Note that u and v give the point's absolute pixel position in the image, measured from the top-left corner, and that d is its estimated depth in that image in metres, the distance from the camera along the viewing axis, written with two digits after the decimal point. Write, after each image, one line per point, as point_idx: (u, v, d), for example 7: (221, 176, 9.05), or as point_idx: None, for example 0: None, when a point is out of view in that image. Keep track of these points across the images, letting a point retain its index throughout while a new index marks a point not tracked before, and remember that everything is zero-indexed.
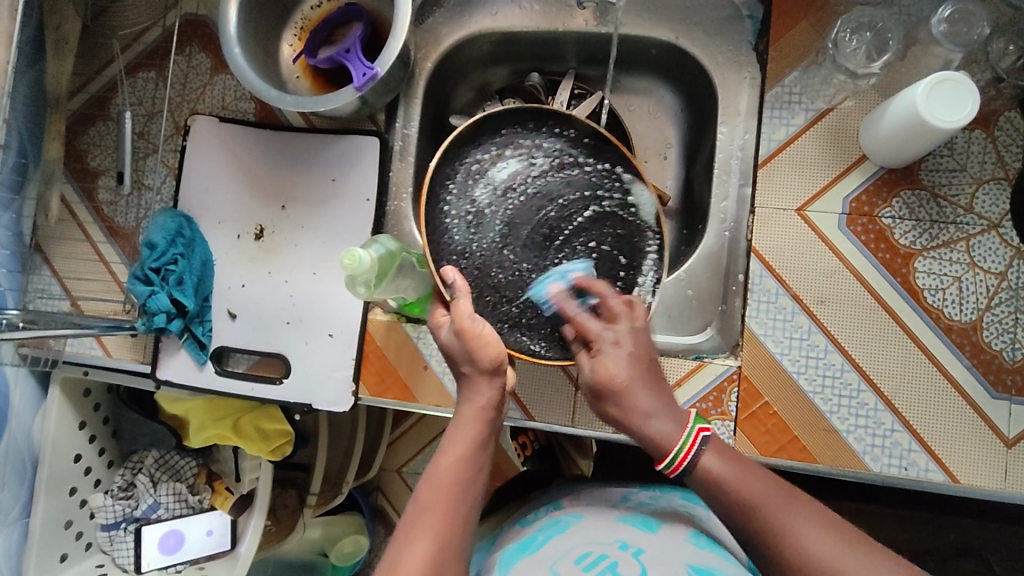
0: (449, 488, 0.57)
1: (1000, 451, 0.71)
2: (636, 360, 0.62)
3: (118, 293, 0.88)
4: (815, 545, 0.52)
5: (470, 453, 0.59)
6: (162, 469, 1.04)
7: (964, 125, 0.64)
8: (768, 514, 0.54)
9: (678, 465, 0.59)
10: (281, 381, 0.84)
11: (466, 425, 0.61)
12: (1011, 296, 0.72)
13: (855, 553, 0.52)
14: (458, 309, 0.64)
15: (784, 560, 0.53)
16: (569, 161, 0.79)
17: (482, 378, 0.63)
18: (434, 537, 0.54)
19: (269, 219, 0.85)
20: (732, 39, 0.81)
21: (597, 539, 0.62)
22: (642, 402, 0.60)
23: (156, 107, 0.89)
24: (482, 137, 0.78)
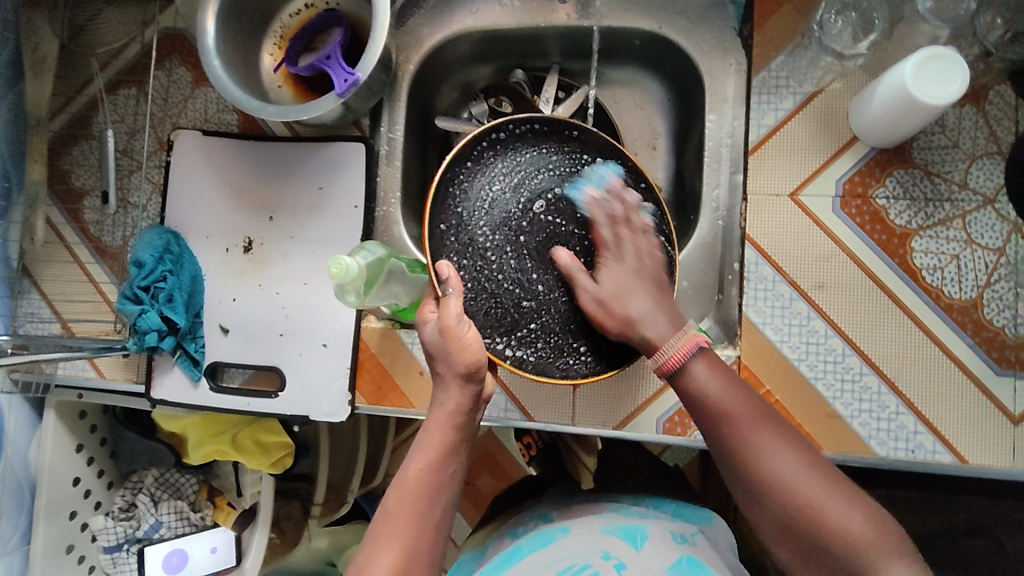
0: (416, 495, 0.59)
1: (1007, 428, 0.70)
2: (636, 263, 0.71)
3: (108, 313, 0.87)
4: (777, 461, 0.56)
5: (440, 460, 0.61)
6: (163, 488, 1.03)
7: (947, 102, 0.63)
8: (743, 422, 0.59)
9: (675, 360, 0.63)
10: (276, 394, 0.83)
11: (436, 431, 0.62)
12: (1010, 271, 0.71)
13: (814, 479, 0.55)
14: (447, 308, 0.64)
15: (743, 465, 0.57)
16: (596, 179, 0.77)
17: (455, 382, 0.63)
18: (402, 540, 0.57)
19: (257, 231, 0.84)
20: (716, 25, 0.81)
21: (581, 551, 0.62)
22: (647, 305, 0.67)
23: (138, 124, 0.88)
24: (510, 138, 0.78)
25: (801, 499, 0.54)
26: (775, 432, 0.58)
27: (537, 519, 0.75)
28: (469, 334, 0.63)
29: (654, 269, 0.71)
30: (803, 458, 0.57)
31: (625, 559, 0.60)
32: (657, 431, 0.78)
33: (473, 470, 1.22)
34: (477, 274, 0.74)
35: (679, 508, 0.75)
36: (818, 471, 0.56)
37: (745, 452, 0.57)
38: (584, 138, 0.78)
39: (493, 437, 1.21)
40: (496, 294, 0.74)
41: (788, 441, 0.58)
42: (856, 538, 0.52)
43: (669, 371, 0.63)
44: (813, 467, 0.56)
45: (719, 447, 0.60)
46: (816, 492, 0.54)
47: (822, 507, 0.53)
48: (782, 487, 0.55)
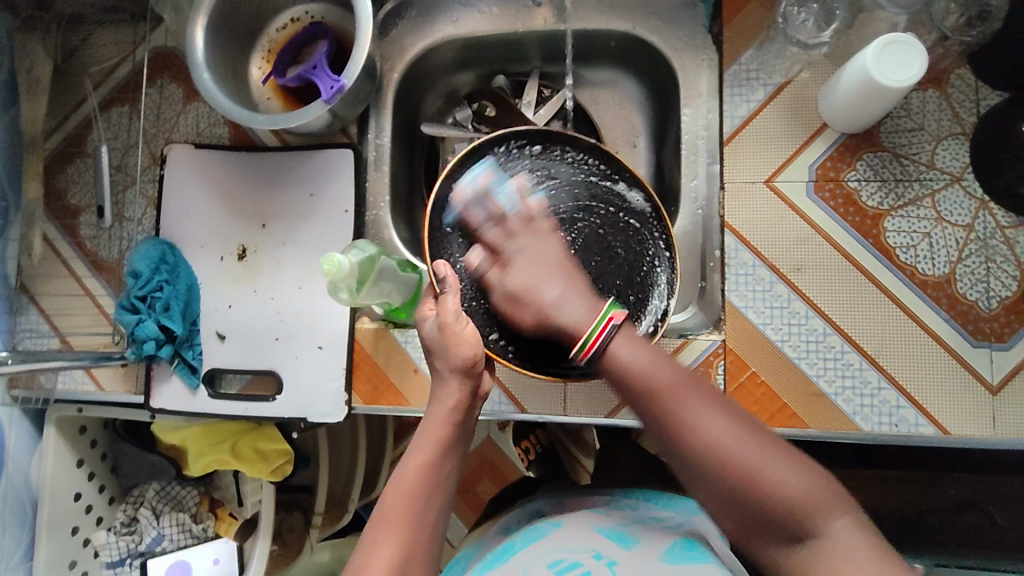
0: (415, 491, 0.60)
1: (986, 398, 0.72)
2: (534, 254, 0.69)
3: (106, 325, 0.88)
4: (703, 425, 0.56)
5: (438, 456, 0.62)
6: (164, 500, 1.02)
7: (887, 82, 0.67)
8: (676, 396, 0.58)
9: (592, 347, 0.61)
10: (273, 398, 0.84)
11: (433, 428, 0.63)
12: (980, 246, 0.74)
13: (749, 443, 0.56)
14: (443, 304, 0.66)
15: (673, 430, 0.57)
16: (593, 187, 0.79)
17: (454, 377, 0.65)
18: (403, 536, 0.58)
19: (251, 239, 0.86)
20: (688, 24, 0.84)
21: (572, 545, 0.63)
22: (548, 293, 0.66)
23: (131, 140, 0.91)
24: (521, 152, 0.80)
25: (729, 458, 0.55)
26: (707, 400, 0.58)
27: (529, 515, 0.77)
28: (465, 328, 0.65)
29: (541, 254, 0.69)
30: (742, 426, 0.57)
31: (616, 556, 0.61)
32: None
33: (473, 476, 1.23)
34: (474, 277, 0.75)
35: (669, 499, 0.76)
36: (756, 441, 0.56)
37: (672, 422, 0.57)
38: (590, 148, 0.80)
39: (490, 442, 1.23)
40: None
41: (711, 404, 0.58)
42: (798, 500, 0.53)
43: (590, 358, 0.62)
44: (737, 424, 0.57)
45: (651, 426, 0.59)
46: (743, 450, 0.55)
47: (762, 474, 0.54)
48: (713, 451, 0.55)
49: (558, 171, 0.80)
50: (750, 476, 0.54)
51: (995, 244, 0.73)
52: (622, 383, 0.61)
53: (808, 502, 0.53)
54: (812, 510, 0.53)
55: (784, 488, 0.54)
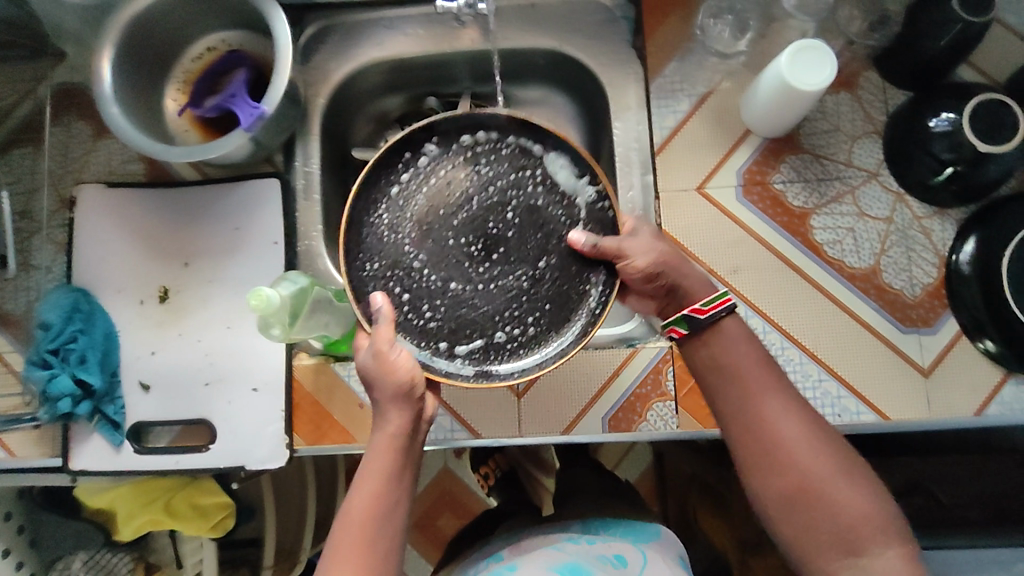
0: (363, 525, 0.58)
1: (919, 380, 0.74)
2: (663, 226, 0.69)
3: (16, 385, 0.81)
4: (778, 424, 0.59)
5: (385, 487, 0.59)
6: (94, 570, 0.94)
7: (793, 79, 0.69)
8: (778, 395, 0.60)
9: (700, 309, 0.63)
10: (207, 447, 0.79)
11: (378, 457, 0.60)
12: (901, 236, 0.77)
13: (822, 452, 0.58)
14: (378, 332, 0.62)
15: (753, 431, 0.59)
16: (511, 161, 0.71)
17: (392, 405, 0.61)
18: (353, 574, 0.56)
19: (173, 280, 0.81)
20: (610, 39, 0.85)
21: None
22: (673, 255, 0.66)
23: (36, 183, 0.84)
24: (432, 142, 0.72)
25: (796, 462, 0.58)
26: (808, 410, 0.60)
27: (489, 557, 0.73)
28: (400, 355, 0.61)
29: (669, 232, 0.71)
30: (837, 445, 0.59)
31: None
32: (603, 430, 0.78)
33: (433, 511, 1.19)
34: (411, 294, 0.68)
35: (629, 528, 0.74)
36: (840, 464, 0.58)
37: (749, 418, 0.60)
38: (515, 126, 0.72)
39: (449, 474, 1.19)
40: (428, 303, 0.68)
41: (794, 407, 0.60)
42: (853, 515, 0.56)
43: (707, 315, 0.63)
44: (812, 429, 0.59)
45: (737, 415, 0.60)
46: (811, 459, 0.57)
47: (832, 487, 0.57)
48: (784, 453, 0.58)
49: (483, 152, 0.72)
50: (812, 484, 0.57)
51: (914, 234, 0.77)
52: (713, 369, 0.63)
53: (863, 517, 0.56)
54: (863, 527, 0.56)
55: (842, 500, 0.56)
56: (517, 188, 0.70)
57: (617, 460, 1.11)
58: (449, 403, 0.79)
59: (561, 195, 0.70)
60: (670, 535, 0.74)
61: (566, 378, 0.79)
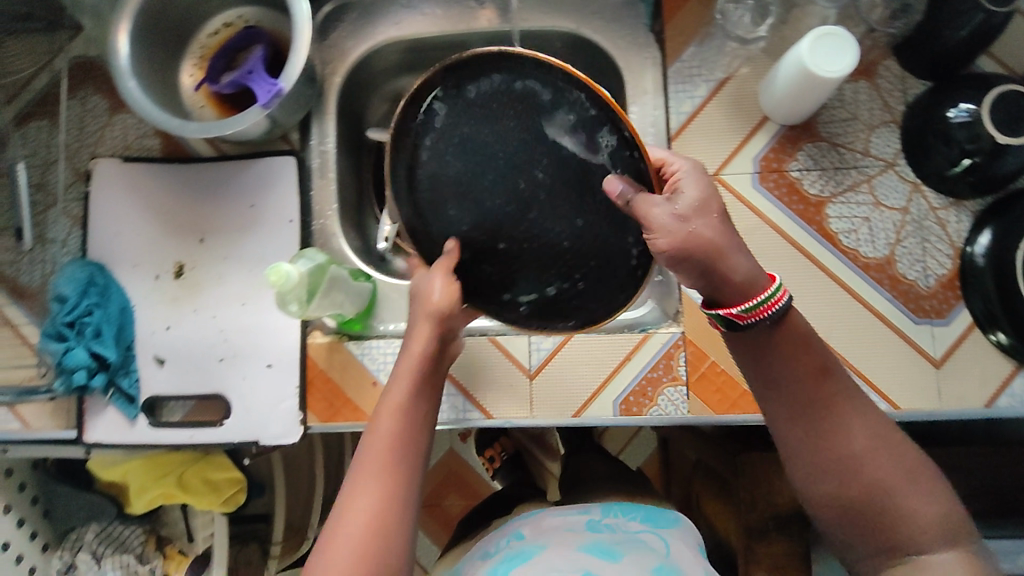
0: (391, 434, 0.60)
1: (930, 370, 0.75)
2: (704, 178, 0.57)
3: (31, 357, 0.81)
4: (847, 432, 0.55)
5: (411, 399, 0.62)
6: (106, 543, 0.94)
7: (813, 65, 0.69)
8: (848, 398, 0.56)
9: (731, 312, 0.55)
10: (221, 422, 0.79)
11: (404, 368, 0.63)
12: (916, 227, 0.77)
13: (893, 460, 0.54)
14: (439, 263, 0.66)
15: (819, 438, 0.56)
16: (529, 107, 0.62)
17: (423, 321, 0.64)
18: (382, 480, 0.58)
19: (188, 255, 0.81)
20: (629, 23, 0.84)
21: (561, 568, 0.65)
22: (719, 237, 0.53)
23: (52, 157, 0.84)
24: (442, 95, 0.64)
25: (863, 470, 0.54)
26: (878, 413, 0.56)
27: (510, 534, 0.73)
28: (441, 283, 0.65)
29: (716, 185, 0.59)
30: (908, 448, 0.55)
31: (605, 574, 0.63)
32: (614, 414, 0.78)
33: (441, 491, 1.20)
34: (468, 254, 0.67)
35: (648, 513, 0.74)
36: (910, 469, 0.54)
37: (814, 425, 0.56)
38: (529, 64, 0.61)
39: (455, 456, 1.20)
40: (484, 262, 0.68)
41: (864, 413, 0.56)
42: (926, 525, 0.52)
43: (752, 317, 0.54)
44: (883, 435, 0.55)
45: (798, 415, 0.56)
46: (881, 465, 0.54)
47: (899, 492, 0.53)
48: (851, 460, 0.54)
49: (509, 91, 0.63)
50: (880, 492, 0.54)
51: (929, 226, 0.77)
52: (769, 368, 0.57)
53: (935, 528, 0.52)
54: (934, 537, 0.52)
55: (914, 509, 0.53)
56: (541, 137, 0.63)
57: (622, 444, 1.17)
58: (460, 384, 0.80)
59: (589, 141, 0.61)
60: (689, 526, 0.75)
61: (578, 361, 0.79)
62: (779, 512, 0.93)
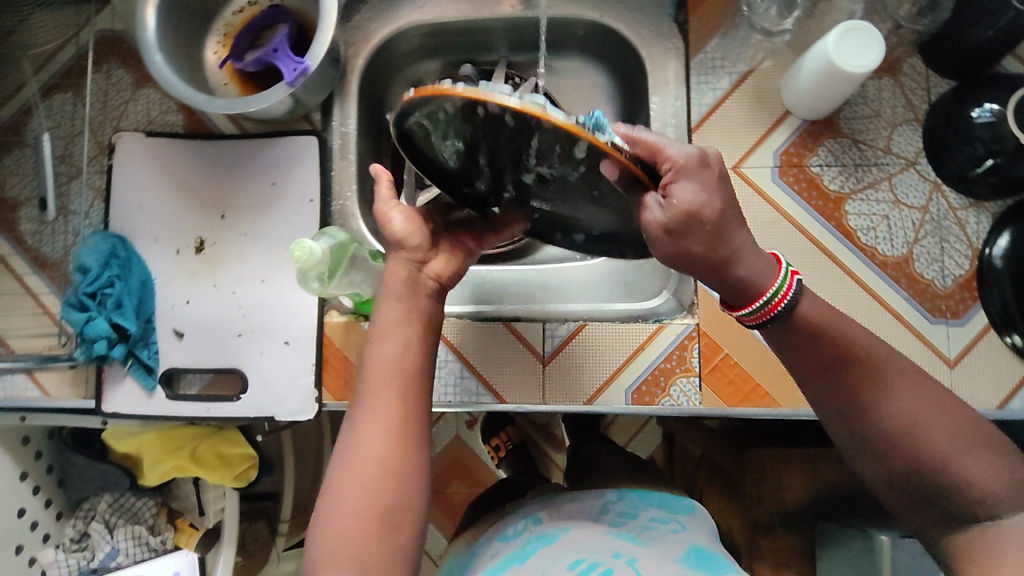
0: (385, 370, 0.59)
1: (944, 370, 0.75)
2: (703, 177, 0.55)
3: (51, 326, 0.82)
4: (898, 407, 0.55)
5: (399, 331, 0.61)
6: (118, 513, 0.96)
7: (841, 60, 0.69)
8: (888, 374, 0.56)
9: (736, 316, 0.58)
10: (237, 397, 0.80)
11: (392, 301, 0.62)
12: (935, 227, 0.77)
13: (948, 430, 0.54)
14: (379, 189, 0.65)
15: (871, 414, 0.56)
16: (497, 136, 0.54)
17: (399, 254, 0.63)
18: (383, 418, 0.57)
19: (209, 231, 0.82)
20: (653, 13, 0.84)
21: (591, 546, 0.67)
22: (714, 252, 0.55)
23: (76, 129, 0.85)
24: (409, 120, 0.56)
25: (919, 441, 0.54)
26: (915, 391, 0.55)
27: (527, 518, 0.74)
28: (398, 215, 0.64)
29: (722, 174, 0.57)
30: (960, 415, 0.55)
31: (635, 554, 0.66)
32: (626, 403, 0.78)
33: (445, 478, 1.21)
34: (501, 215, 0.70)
35: (664, 498, 0.76)
36: (965, 436, 0.55)
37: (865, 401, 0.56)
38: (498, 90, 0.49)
39: (460, 443, 1.21)
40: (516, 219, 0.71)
41: (914, 387, 0.56)
42: (987, 491, 0.53)
43: (760, 321, 0.57)
44: (937, 407, 0.55)
45: (836, 403, 0.57)
46: (936, 437, 0.54)
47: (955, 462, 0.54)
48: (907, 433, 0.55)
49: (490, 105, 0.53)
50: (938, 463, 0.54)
51: (948, 226, 0.77)
52: (802, 358, 0.57)
53: (997, 493, 0.53)
54: (994, 502, 0.53)
55: (973, 477, 0.53)
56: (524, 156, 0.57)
57: (629, 438, 1.18)
58: (474, 367, 0.80)
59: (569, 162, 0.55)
60: (703, 512, 0.76)
61: (592, 349, 0.80)
62: (784, 510, 0.93)
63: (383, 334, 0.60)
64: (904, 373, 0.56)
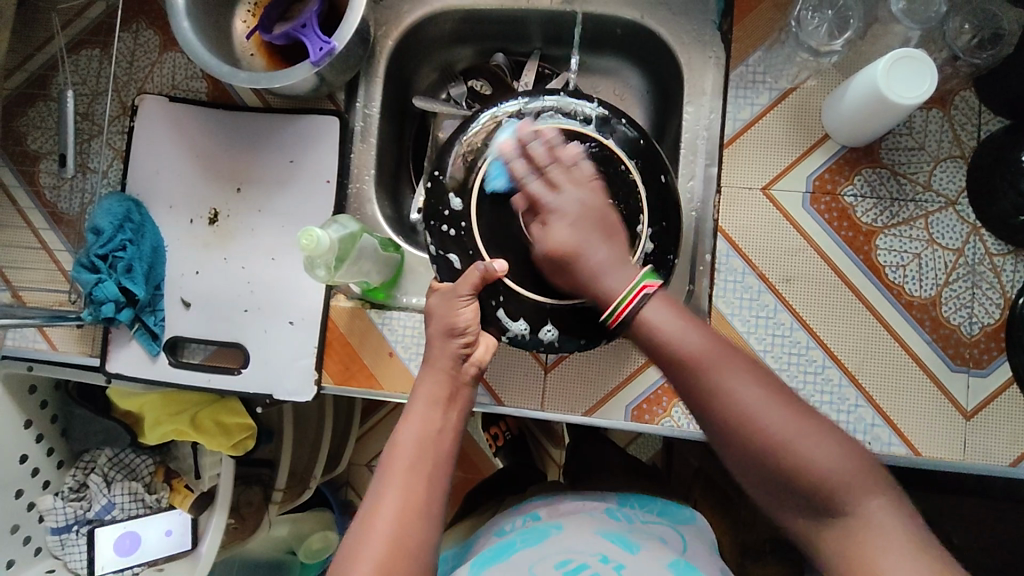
0: (417, 446, 0.59)
1: (959, 421, 0.72)
2: (583, 218, 0.63)
3: (62, 282, 0.83)
4: (740, 396, 0.54)
5: (433, 415, 0.61)
6: (116, 468, 0.98)
7: (885, 80, 0.65)
8: (708, 373, 0.55)
9: (623, 310, 0.59)
10: (240, 371, 0.80)
11: (435, 384, 0.63)
12: (968, 271, 0.74)
13: (789, 417, 0.53)
14: (468, 274, 0.65)
15: (714, 402, 0.54)
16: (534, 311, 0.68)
17: (440, 341, 0.64)
18: (405, 492, 0.56)
19: (224, 203, 0.82)
20: (697, 18, 0.81)
21: (579, 549, 0.64)
22: (582, 263, 0.62)
23: (101, 87, 0.84)
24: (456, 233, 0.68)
25: (759, 427, 0.52)
26: (730, 393, 0.54)
27: (524, 514, 0.74)
28: (468, 310, 0.65)
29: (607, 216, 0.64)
30: (786, 408, 0.53)
31: (624, 560, 0.62)
32: (625, 418, 0.77)
33: None
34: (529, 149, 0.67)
35: (665, 509, 0.76)
36: (800, 425, 0.52)
37: (706, 387, 0.55)
38: (518, 335, 0.69)
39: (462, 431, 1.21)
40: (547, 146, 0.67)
41: (752, 375, 0.55)
42: (830, 475, 0.51)
43: (619, 324, 0.60)
44: (774, 394, 0.54)
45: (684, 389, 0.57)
46: (776, 421, 0.52)
47: (793, 448, 0.51)
48: (750, 422, 0.53)
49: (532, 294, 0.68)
50: (781, 448, 0.52)
51: (983, 271, 0.73)
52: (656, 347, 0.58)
53: (834, 478, 0.50)
54: (844, 490, 0.50)
55: (813, 464, 0.51)
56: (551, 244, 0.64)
57: (629, 440, 1.15)
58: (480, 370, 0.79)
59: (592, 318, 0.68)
60: (704, 522, 0.75)
61: (596, 361, 0.78)
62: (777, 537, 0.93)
63: (422, 409, 0.61)
64: (722, 374, 0.55)
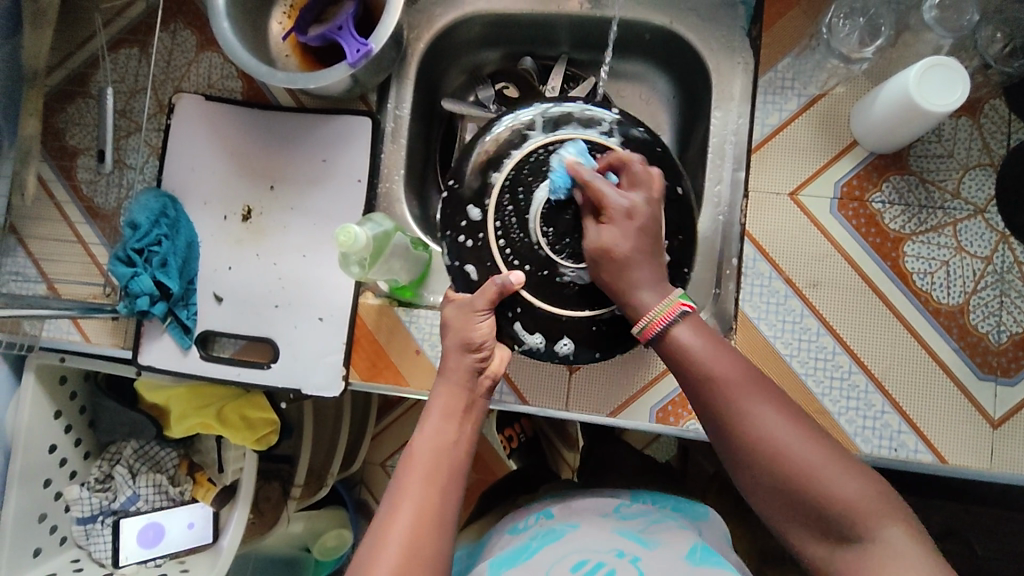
0: (431, 457, 0.59)
1: (986, 429, 0.72)
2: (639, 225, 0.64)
3: (97, 275, 0.85)
4: (765, 423, 0.56)
5: (447, 426, 0.62)
6: (142, 460, 0.99)
7: (917, 89, 0.65)
8: (732, 398, 0.57)
9: (653, 327, 0.61)
10: (269, 366, 0.81)
11: (448, 397, 0.63)
12: (997, 279, 0.74)
13: (812, 446, 0.55)
14: (485, 289, 0.67)
15: (737, 428, 0.56)
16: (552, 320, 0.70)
17: (455, 357, 0.65)
18: (418, 501, 0.57)
19: (257, 201, 0.83)
20: (726, 24, 0.82)
21: (595, 546, 0.64)
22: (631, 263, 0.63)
23: (139, 86, 0.86)
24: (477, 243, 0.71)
25: (785, 455, 0.54)
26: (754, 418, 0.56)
27: (539, 514, 0.74)
28: (482, 323, 0.66)
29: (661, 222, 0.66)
30: (811, 439, 0.55)
31: (639, 555, 0.63)
32: (650, 420, 0.78)
33: None
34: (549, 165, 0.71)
35: (677, 503, 0.75)
36: (824, 453, 0.55)
37: (731, 414, 0.57)
38: (534, 348, 0.71)
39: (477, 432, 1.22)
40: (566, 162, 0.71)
41: (776, 403, 0.57)
42: (853, 506, 0.52)
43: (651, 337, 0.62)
44: (796, 421, 0.56)
45: (708, 414, 0.59)
46: (801, 448, 0.54)
47: (817, 476, 0.53)
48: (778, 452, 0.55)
49: (549, 307, 0.69)
50: (806, 476, 0.54)
51: (1011, 279, 0.73)
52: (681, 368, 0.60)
53: (859, 507, 0.52)
54: (868, 521, 0.52)
55: (840, 494, 0.53)
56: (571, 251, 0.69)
57: (646, 442, 1.15)
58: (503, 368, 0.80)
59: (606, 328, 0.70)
60: (717, 518, 0.75)
61: (619, 362, 0.79)
62: None
63: (436, 421, 0.62)
64: (744, 398, 0.57)
